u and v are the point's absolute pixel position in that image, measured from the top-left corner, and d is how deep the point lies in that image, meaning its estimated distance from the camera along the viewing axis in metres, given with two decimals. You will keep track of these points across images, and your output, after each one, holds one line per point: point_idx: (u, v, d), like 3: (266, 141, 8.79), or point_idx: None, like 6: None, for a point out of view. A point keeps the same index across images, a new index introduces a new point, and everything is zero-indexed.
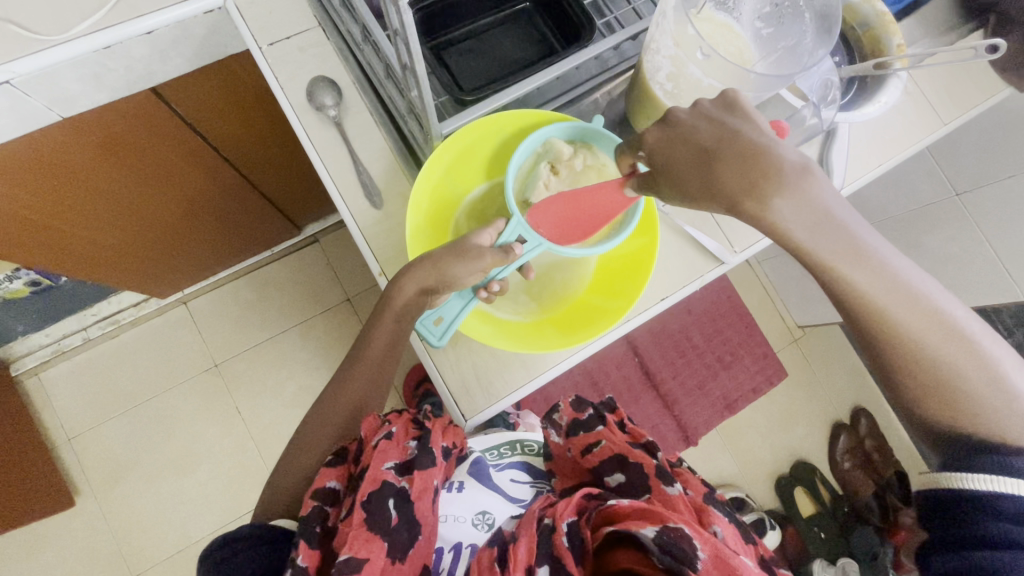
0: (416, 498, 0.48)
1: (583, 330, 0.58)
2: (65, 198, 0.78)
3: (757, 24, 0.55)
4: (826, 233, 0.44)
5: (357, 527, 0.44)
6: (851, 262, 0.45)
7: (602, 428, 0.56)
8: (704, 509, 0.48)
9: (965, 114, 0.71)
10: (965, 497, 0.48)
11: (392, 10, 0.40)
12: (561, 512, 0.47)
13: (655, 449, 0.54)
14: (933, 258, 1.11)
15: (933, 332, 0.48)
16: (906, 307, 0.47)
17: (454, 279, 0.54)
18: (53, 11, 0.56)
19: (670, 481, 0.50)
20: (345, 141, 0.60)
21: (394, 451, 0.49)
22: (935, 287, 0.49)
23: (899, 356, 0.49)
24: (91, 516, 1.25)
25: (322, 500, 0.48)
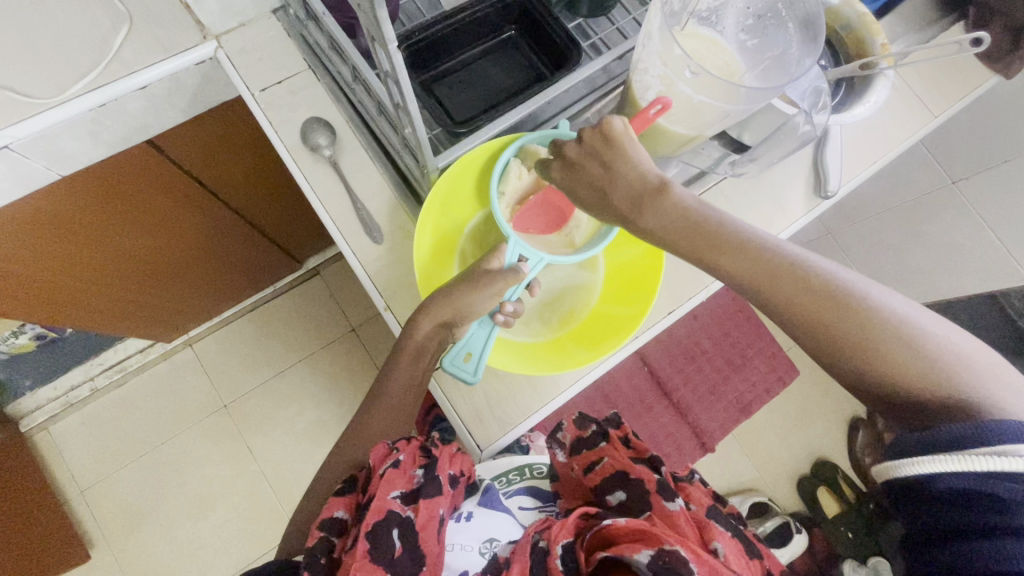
0: (421, 529, 0.46)
1: (606, 340, 0.57)
2: (62, 251, 0.78)
3: (741, 36, 0.55)
4: (691, 238, 0.47)
5: (360, 559, 0.42)
6: (715, 252, 0.46)
7: (603, 445, 0.55)
8: (705, 526, 0.46)
9: (954, 105, 0.72)
10: (926, 486, 0.38)
11: (381, 53, 0.40)
12: (556, 535, 0.46)
13: (659, 463, 0.52)
14: (935, 246, 1.11)
15: (834, 310, 0.44)
16: (798, 290, 0.44)
17: (470, 311, 0.55)
18: (47, 74, 0.57)
19: (671, 496, 0.48)
20: (342, 179, 0.61)
21: (400, 480, 0.48)
22: (839, 271, 0.45)
23: (826, 345, 0.44)
24: (107, 567, 1.23)
25: (328, 531, 0.46)
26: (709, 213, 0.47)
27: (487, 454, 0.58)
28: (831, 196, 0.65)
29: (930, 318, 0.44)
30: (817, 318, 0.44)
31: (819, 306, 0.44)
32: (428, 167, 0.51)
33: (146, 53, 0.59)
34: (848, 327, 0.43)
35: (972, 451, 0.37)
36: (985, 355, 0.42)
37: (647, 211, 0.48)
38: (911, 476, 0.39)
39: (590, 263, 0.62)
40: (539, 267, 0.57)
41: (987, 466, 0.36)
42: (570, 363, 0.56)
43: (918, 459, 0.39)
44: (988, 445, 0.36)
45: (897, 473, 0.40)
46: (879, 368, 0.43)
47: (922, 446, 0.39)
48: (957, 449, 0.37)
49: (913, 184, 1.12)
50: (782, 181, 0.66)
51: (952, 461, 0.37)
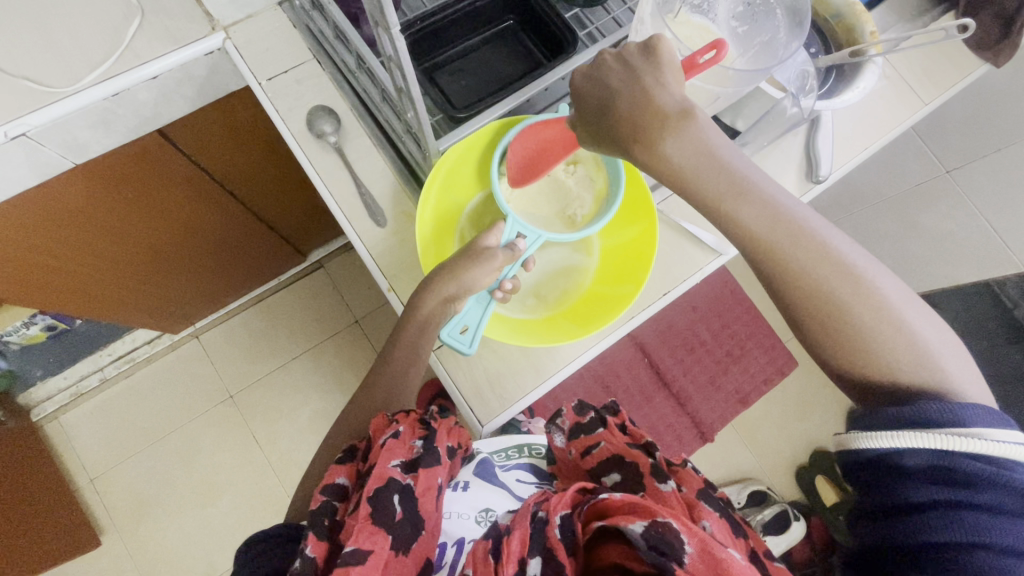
0: (420, 495, 0.48)
1: (599, 317, 0.59)
2: (73, 238, 0.80)
3: (732, 23, 0.57)
4: (698, 175, 0.45)
5: (362, 520, 0.44)
6: (733, 198, 0.45)
7: (601, 430, 0.57)
8: (695, 505, 0.48)
9: (943, 93, 0.73)
10: (888, 457, 0.42)
11: (385, 38, 0.42)
12: (555, 506, 0.48)
13: (653, 448, 0.54)
14: (932, 236, 1.12)
15: (813, 262, 0.46)
16: (800, 249, 0.46)
17: (472, 284, 0.56)
18: (63, 65, 0.59)
19: (663, 478, 0.51)
20: (347, 165, 0.63)
21: (400, 450, 0.50)
22: (835, 231, 0.47)
23: (799, 306, 0.47)
24: (117, 554, 1.26)
25: (331, 496, 0.48)
26: (730, 156, 0.46)
27: (488, 431, 0.60)
28: (822, 179, 0.67)
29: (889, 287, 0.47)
30: (799, 274, 0.46)
31: (802, 271, 0.46)
32: (430, 150, 0.53)
33: (157, 45, 0.61)
34: (819, 290, 0.46)
35: (943, 431, 0.41)
36: (927, 326, 0.47)
37: (665, 138, 0.45)
38: (886, 449, 0.42)
39: (587, 247, 0.64)
40: (536, 245, 0.58)
41: (951, 444, 0.40)
42: (563, 338, 0.58)
43: (898, 433, 0.42)
44: (953, 426, 0.41)
45: (866, 447, 0.44)
46: (837, 313, 0.46)
47: (897, 425, 0.42)
48: (928, 426, 0.41)
49: (909, 175, 1.13)
50: (774, 167, 0.67)
51: (926, 439, 0.41)
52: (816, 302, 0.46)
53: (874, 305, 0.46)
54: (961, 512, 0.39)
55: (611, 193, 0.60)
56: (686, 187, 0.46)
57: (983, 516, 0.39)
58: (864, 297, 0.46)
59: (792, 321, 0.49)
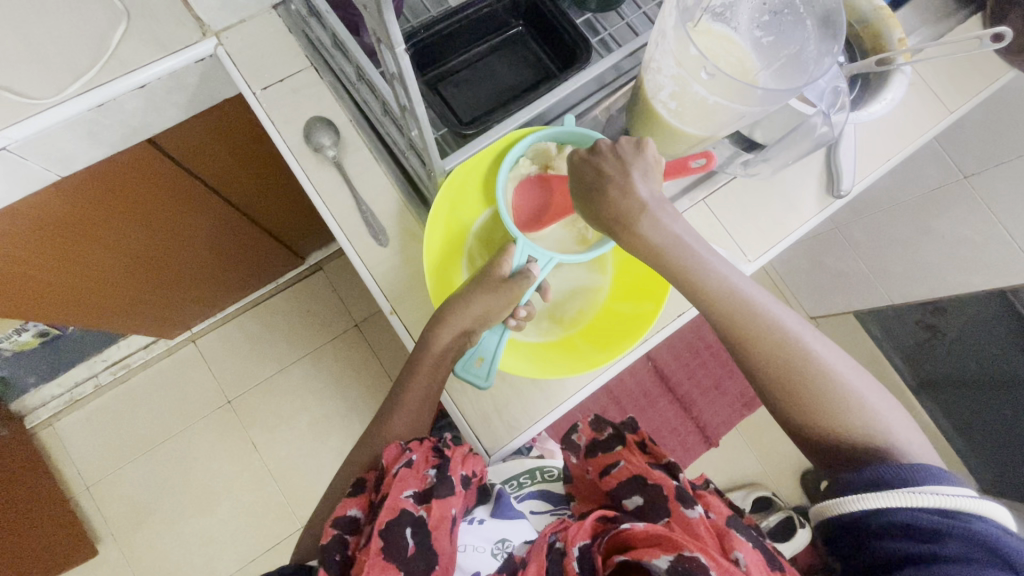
0: (433, 528, 0.45)
1: (615, 342, 0.56)
2: (65, 251, 0.77)
3: (757, 32, 0.53)
4: (675, 256, 0.49)
5: (374, 556, 0.42)
6: (699, 276, 0.49)
7: (619, 449, 0.54)
8: (726, 534, 0.44)
9: (970, 101, 0.70)
10: (861, 522, 0.41)
11: (388, 55, 0.39)
12: (573, 536, 0.45)
13: (677, 470, 0.51)
14: (946, 242, 1.09)
15: (773, 337, 0.48)
16: (763, 329, 0.48)
17: (487, 315, 0.54)
18: (44, 74, 0.56)
19: (690, 504, 0.46)
20: (347, 181, 0.59)
21: (413, 479, 0.48)
22: (781, 307, 0.51)
23: (761, 376, 0.49)
24: (114, 561, 1.24)
25: (342, 529, 0.46)
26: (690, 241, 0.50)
27: (496, 458, 0.57)
28: (844, 195, 0.63)
29: (840, 360, 0.49)
30: (762, 350, 0.49)
31: (753, 337, 0.48)
32: (436, 170, 0.49)
33: (146, 52, 0.58)
34: (775, 356, 0.48)
35: (902, 488, 0.41)
36: (883, 400, 0.48)
37: (642, 225, 0.49)
38: (858, 511, 0.42)
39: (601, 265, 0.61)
40: (549, 267, 0.56)
41: (914, 501, 0.40)
42: (580, 364, 0.55)
43: (864, 495, 0.42)
44: (910, 484, 0.41)
45: (838, 514, 0.43)
46: (793, 379, 0.48)
47: (858, 488, 0.43)
48: (888, 487, 0.42)
49: (924, 178, 1.09)
50: (794, 181, 0.64)
51: (889, 498, 0.41)
52: (768, 367, 0.48)
53: (821, 373, 0.48)
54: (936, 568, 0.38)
55: None
56: (665, 265, 0.50)
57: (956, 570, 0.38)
58: (816, 368, 0.48)
59: (757, 388, 0.51)
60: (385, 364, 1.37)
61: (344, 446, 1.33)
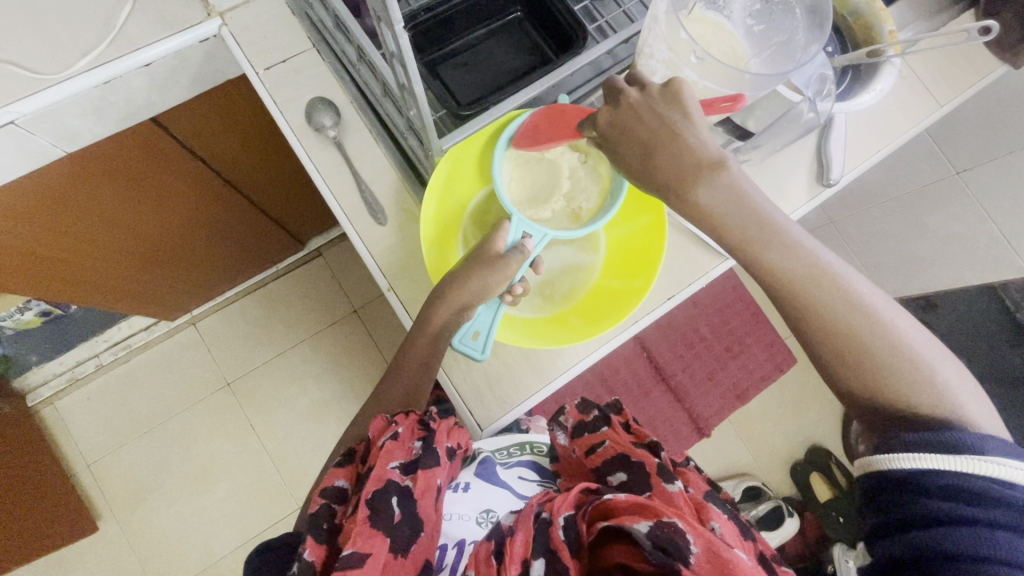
0: (418, 496, 0.47)
1: (605, 317, 0.58)
2: (67, 228, 0.78)
3: (748, 21, 0.55)
4: (735, 220, 0.47)
5: (360, 522, 0.42)
6: (764, 245, 0.48)
7: (606, 429, 0.56)
8: (702, 507, 0.46)
9: (960, 95, 0.71)
10: (911, 478, 0.43)
11: (387, 32, 0.40)
12: (558, 507, 0.47)
13: (658, 448, 0.53)
14: (939, 238, 1.11)
15: (839, 304, 0.47)
16: (828, 296, 0.47)
17: (485, 290, 0.55)
18: (51, 51, 0.58)
19: (671, 479, 0.48)
20: (346, 160, 0.61)
21: (399, 451, 0.49)
22: (845, 264, 0.49)
23: (817, 341, 0.49)
24: (114, 538, 1.27)
25: (329, 499, 0.48)
26: (759, 205, 0.48)
27: (486, 433, 0.59)
28: (833, 183, 0.65)
29: (907, 323, 0.48)
30: (827, 319, 0.47)
31: (821, 303, 0.47)
32: (433, 149, 0.51)
33: (151, 31, 0.59)
34: (833, 317, 0.47)
35: (966, 455, 0.41)
36: (954, 371, 0.47)
37: (699, 184, 0.46)
38: (910, 468, 0.43)
39: (593, 244, 0.62)
40: (542, 243, 0.57)
41: (975, 468, 0.41)
42: (573, 338, 0.56)
43: (922, 455, 0.43)
44: (975, 452, 0.41)
45: (890, 469, 0.44)
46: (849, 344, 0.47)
47: (918, 446, 0.43)
48: (951, 451, 0.42)
49: (917, 175, 1.12)
50: (785, 168, 0.66)
51: (952, 462, 0.42)
52: (837, 354, 0.48)
53: (900, 352, 0.46)
54: (984, 531, 0.40)
55: (616, 185, 0.58)
56: (718, 229, 0.48)
57: (1002, 534, 0.39)
58: (881, 335, 0.47)
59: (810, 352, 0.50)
60: (383, 350, 1.39)
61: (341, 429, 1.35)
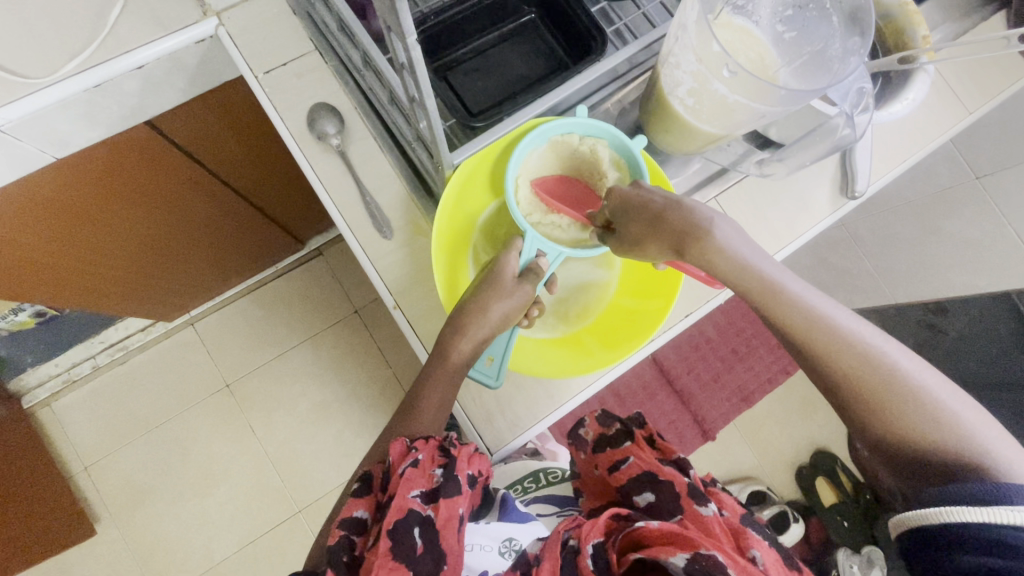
0: (440, 527, 0.44)
1: (624, 339, 0.55)
2: (60, 234, 0.75)
3: (778, 27, 0.52)
4: (745, 273, 0.48)
5: (382, 556, 0.41)
6: (769, 298, 0.48)
7: (629, 445, 0.53)
8: (741, 532, 0.44)
9: (991, 102, 0.68)
10: (944, 536, 0.40)
11: (398, 44, 0.37)
12: (587, 533, 0.45)
13: (688, 468, 0.50)
14: (955, 244, 1.08)
15: (847, 343, 0.46)
16: (839, 334, 0.46)
17: (501, 318, 0.53)
18: (39, 53, 0.55)
19: (703, 501, 0.46)
20: (351, 171, 0.58)
21: (420, 479, 0.46)
22: (845, 312, 0.48)
23: (830, 376, 0.47)
24: (113, 540, 1.25)
25: (349, 529, 0.45)
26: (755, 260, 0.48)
27: (498, 457, 0.57)
28: (858, 196, 0.62)
29: (915, 362, 0.46)
30: (837, 357, 0.46)
31: (835, 347, 0.46)
32: (443, 163, 0.48)
33: (144, 32, 0.56)
34: (847, 357, 0.46)
35: (995, 505, 0.39)
36: (971, 410, 0.44)
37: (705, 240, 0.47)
38: (937, 523, 0.40)
39: (609, 260, 0.59)
40: (558, 261, 0.55)
41: (1004, 518, 0.38)
42: (590, 364, 0.54)
43: (946, 508, 0.40)
44: (1000, 501, 0.39)
45: (918, 526, 0.42)
46: (867, 380, 0.45)
47: (938, 501, 0.41)
48: (974, 502, 0.39)
49: (936, 178, 1.09)
50: (807, 179, 0.63)
51: (979, 514, 0.39)
52: (858, 391, 0.45)
53: (908, 392, 0.44)
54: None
55: None
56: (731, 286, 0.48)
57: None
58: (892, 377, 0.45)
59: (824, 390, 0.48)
60: (385, 351, 1.36)
61: (342, 432, 1.33)
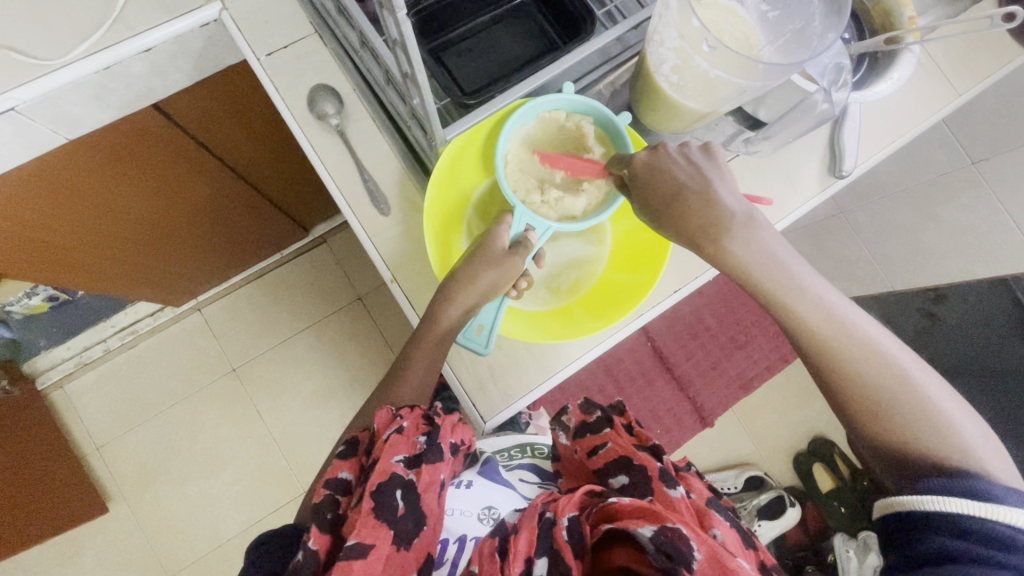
0: (422, 490, 0.47)
1: (611, 311, 0.57)
2: (70, 215, 0.78)
3: (763, 7, 0.53)
4: (761, 270, 0.49)
5: (365, 514, 0.43)
6: (789, 296, 0.49)
7: (607, 430, 0.56)
8: (705, 513, 0.46)
9: (980, 84, 0.69)
10: (934, 520, 0.44)
11: (389, 20, 0.39)
12: (563, 507, 0.47)
13: (661, 453, 0.53)
14: (952, 229, 1.08)
15: (837, 326, 0.49)
16: (831, 319, 0.49)
17: (490, 288, 0.55)
18: (52, 36, 0.57)
19: (673, 484, 0.48)
20: (349, 149, 0.60)
21: (404, 445, 0.49)
22: (843, 298, 0.51)
23: (823, 362, 0.50)
24: (124, 519, 1.29)
25: (333, 490, 0.48)
26: (778, 258, 0.49)
27: (489, 427, 0.59)
28: (845, 175, 0.64)
29: (902, 349, 0.50)
30: (823, 339, 0.49)
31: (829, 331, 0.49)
32: (436, 139, 0.50)
33: (151, 16, 0.59)
34: (842, 345, 0.49)
35: (985, 501, 0.43)
36: (948, 393, 0.49)
37: (728, 239, 0.48)
38: (931, 509, 0.45)
39: (599, 236, 0.61)
40: (546, 236, 0.57)
41: (993, 513, 0.43)
42: (578, 333, 0.56)
43: (937, 498, 0.44)
44: (989, 500, 0.43)
45: (907, 510, 0.46)
46: (854, 368, 0.49)
47: (933, 490, 0.45)
48: (967, 496, 0.44)
49: (933, 163, 1.09)
50: (796, 159, 0.64)
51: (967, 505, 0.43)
52: (848, 378, 0.49)
53: (893, 372, 0.49)
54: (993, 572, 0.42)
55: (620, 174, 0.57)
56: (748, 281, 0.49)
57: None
58: (878, 364, 0.49)
59: (819, 377, 0.51)
60: (387, 337, 1.39)
61: (346, 415, 1.36)
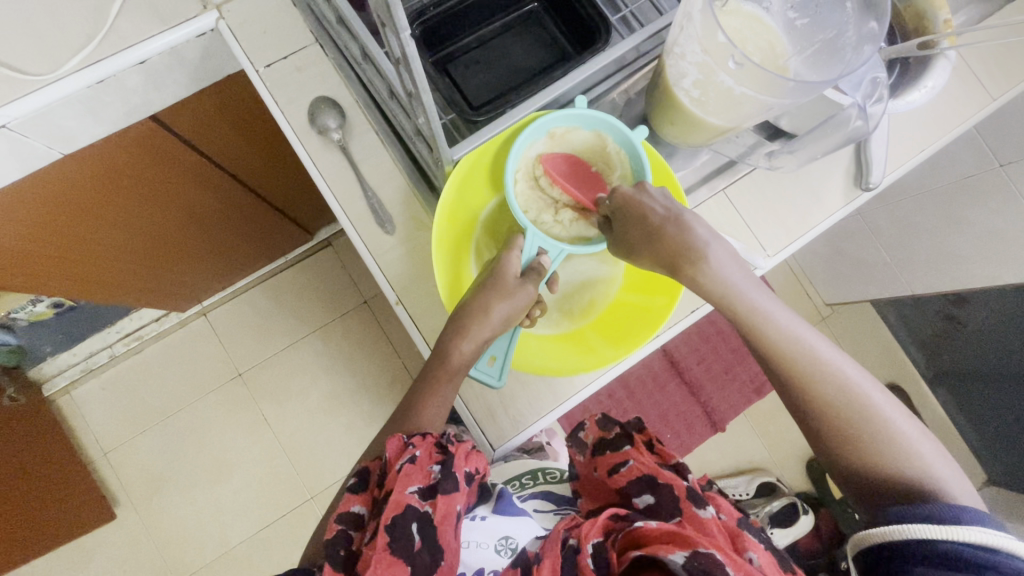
0: (438, 523, 0.44)
1: (629, 337, 0.55)
2: (70, 230, 0.76)
3: (790, 14, 0.50)
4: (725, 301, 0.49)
5: (381, 551, 0.42)
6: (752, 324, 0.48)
7: (629, 448, 0.53)
8: (738, 535, 0.44)
9: (1017, 88, 0.65)
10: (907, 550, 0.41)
11: (392, 38, 0.36)
12: (587, 533, 0.45)
13: (686, 471, 0.50)
14: (977, 233, 1.04)
15: (812, 360, 0.47)
16: (805, 350, 0.47)
17: (504, 319, 0.52)
18: (43, 49, 0.55)
19: (702, 504, 0.46)
20: (353, 166, 0.58)
21: (417, 475, 0.46)
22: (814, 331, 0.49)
23: (796, 393, 0.48)
24: (132, 524, 1.29)
25: (346, 524, 0.46)
26: (738, 288, 0.49)
27: (499, 453, 0.57)
28: (872, 187, 0.60)
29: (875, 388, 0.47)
30: (795, 369, 0.47)
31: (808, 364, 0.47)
32: (443, 159, 0.47)
33: (146, 27, 0.56)
34: (811, 378, 0.47)
35: (947, 522, 0.40)
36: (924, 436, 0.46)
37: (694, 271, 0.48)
38: (899, 539, 0.41)
39: (613, 255, 0.58)
40: (559, 259, 0.55)
41: (957, 535, 0.39)
42: (595, 362, 0.54)
43: (903, 525, 0.41)
44: (953, 520, 0.40)
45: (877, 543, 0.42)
46: (825, 402, 0.47)
47: (900, 519, 0.42)
48: (928, 520, 0.41)
49: (958, 165, 1.04)
50: (820, 171, 0.61)
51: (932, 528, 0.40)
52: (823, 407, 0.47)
53: (864, 410, 0.46)
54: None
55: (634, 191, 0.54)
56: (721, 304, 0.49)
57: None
58: (851, 400, 0.46)
59: (791, 406, 0.49)
60: (393, 341, 1.37)
61: (353, 421, 1.35)
